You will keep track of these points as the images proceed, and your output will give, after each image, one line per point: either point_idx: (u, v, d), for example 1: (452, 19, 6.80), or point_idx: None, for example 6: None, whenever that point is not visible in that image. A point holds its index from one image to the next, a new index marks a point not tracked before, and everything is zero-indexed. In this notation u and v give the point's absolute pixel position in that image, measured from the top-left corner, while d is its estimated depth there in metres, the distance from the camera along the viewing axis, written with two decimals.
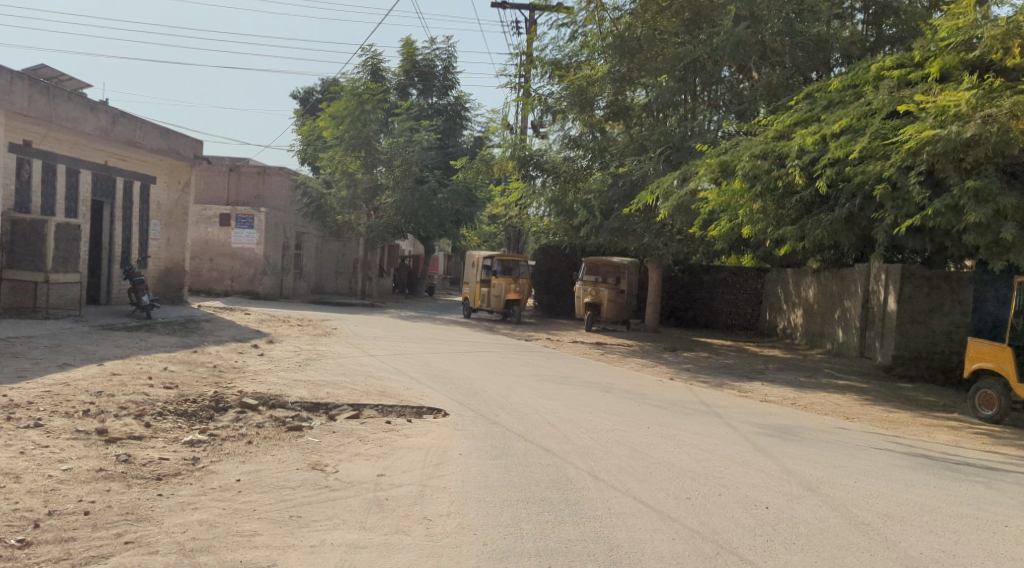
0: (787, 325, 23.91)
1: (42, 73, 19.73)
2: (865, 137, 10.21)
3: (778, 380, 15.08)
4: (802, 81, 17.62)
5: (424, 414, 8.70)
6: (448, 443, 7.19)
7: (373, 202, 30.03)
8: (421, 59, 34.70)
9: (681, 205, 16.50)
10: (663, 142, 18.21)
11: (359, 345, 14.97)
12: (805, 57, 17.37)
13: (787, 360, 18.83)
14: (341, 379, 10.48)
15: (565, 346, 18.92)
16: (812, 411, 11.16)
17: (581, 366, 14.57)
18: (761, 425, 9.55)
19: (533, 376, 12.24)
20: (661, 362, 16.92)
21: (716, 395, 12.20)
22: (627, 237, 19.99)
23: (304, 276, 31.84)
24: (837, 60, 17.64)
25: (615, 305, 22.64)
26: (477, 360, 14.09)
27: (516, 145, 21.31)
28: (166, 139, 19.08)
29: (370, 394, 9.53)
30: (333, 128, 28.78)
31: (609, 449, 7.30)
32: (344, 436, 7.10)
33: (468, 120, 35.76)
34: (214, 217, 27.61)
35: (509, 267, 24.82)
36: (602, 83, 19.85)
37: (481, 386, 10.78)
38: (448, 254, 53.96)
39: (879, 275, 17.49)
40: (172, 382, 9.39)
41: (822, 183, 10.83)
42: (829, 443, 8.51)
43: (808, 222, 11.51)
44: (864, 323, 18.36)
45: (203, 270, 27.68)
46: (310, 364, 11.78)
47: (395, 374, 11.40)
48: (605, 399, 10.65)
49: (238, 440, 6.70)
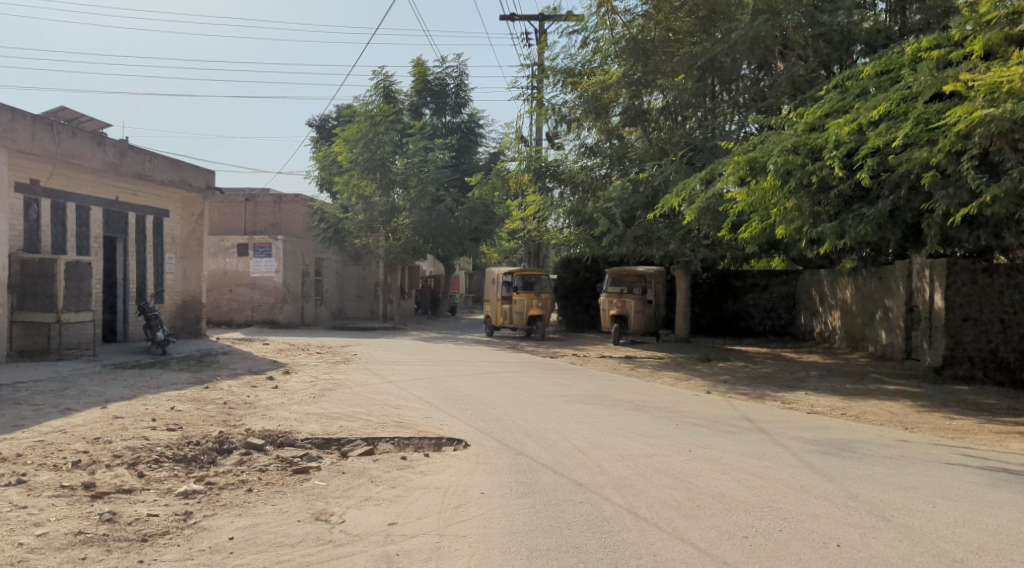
0: (825, 328, 23.01)
1: (62, 114, 19.59)
2: (909, 121, 9.45)
3: (822, 388, 14.25)
4: (826, 76, 16.90)
5: (444, 446, 8.04)
6: (468, 479, 6.52)
7: (391, 224, 29.29)
8: (433, 79, 34.35)
9: (708, 208, 15.75)
10: (685, 144, 17.47)
11: (378, 372, 14.34)
12: (828, 49, 16.60)
13: (828, 365, 17.96)
14: (356, 411, 9.84)
15: (593, 361, 18.17)
16: (865, 422, 10.36)
17: (613, 383, 13.83)
18: (812, 440, 8.79)
19: (561, 397, 11.53)
20: (695, 374, 16.12)
21: (758, 409, 11.41)
22: (652, 245, 19.24)
23: (325, 302, 31.39)
24: (860, 51, 16.79)
25: (643, 316, 21.82)
26: (502, 382, 13.41)
27: (531, 157, 20.86)
28: (177, 171, 18.64)
29: (386, 425, 8.89)
30: (347, 152, 28.20)
31: (649, 480, 6.60)
32: (355, 478, 6.46)
33: (483, 137, 35.23)
34: (232, 247, 27.23)
35: (531, 282, 24.10)
36: (616, 88, 19.18)
37: (506, 411, 10.10)
38: (468, 272, 53.32)
39: (921, 272, 16.69)
40: (176, 423, 8.78)
41: (864, 175, 10.06)
42: (892, 460, 7.77)
43: (849, 218, 10.73)
44: (909, 323, 17.47)
45: (223, 301, 27.28)
46: (325, 395, 11.16)
47: (414, 401, 10.75)
48: (640, 419, 9.93)
49: (237, 488, 6.06)
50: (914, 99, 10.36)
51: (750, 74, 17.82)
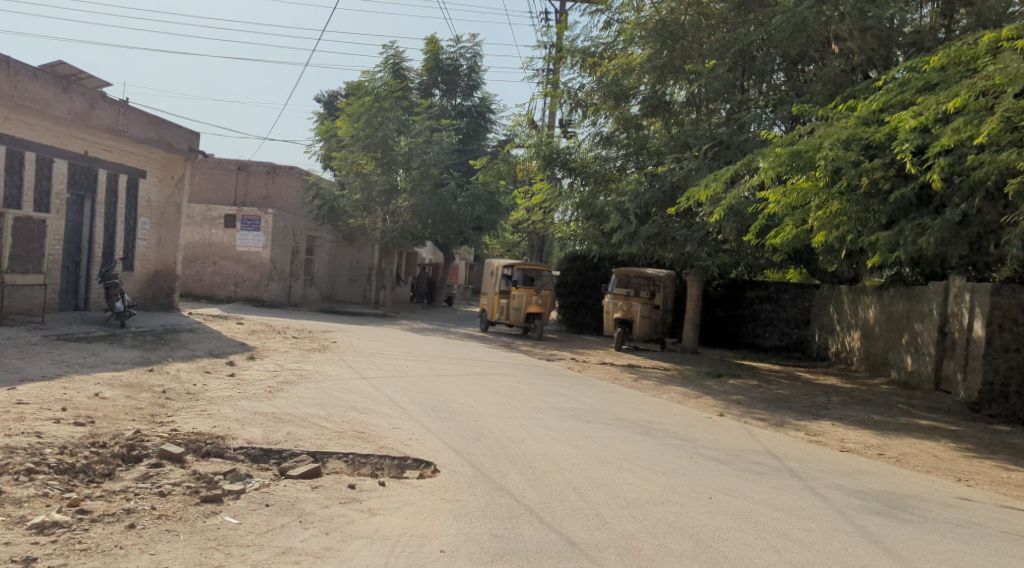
0: (842, 348, 21.46)
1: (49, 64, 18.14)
2: (998, 115, 7.96)
3: (846, 418, 12.75)
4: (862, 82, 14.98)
5: (407, 470, 6.58)
6: (427, 526, 5.01)
7: (390, 205, 27.90)
8: (445, 59, 32.82)
9: (732, 208, 14.17)
10: (710, 138, 15.86)
11: (353, 365, 12.81)
12: (875, 45, 14.45)
13: (848, 391, 16.43)
14: (313, 413, 8.31)
15: (593, 368, 16.65)
16: (908, 469, 8.86)
17: (614, 396, 12.31)
18: (855, 491, 7.28)
19: (555, 411, 10.03)
20: (705, 391, 14.61)
21: (782, 441, 9.89)
22: (666, 246, 17.70)
23: (315, 283, 29.92)
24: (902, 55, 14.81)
25: (648, 321, 20.28)
26: (489, 386, 11.91)
27: (541, 142, 19.30)
28: (155, 129, 17.12)
29: (343, 436, 7.35)
30: (348, 126, 26.85)
31: (662, 544, 5.11)
32: (282, 513, 4.95)
33: (494, 122, 33.66)
34: (219, 218, 25.61)
35: (531, 277, 22.56)
36: (638, 73, 17.62)
37: (489, 426, 8.60)
38: (469, 261, 51.81)
39: (959, 295, 15.22)
40: (89, 416, 7.22)
41: (933, 177, 8.51)
42: (961, 528, 6.28)
43: (909, 228, 9.21)
44: (941, 350, 15.92)
45: (205, 274, 25.72)
46: (283, 390, 9.64)
47: (384, 405, 9.22)
48: (649, 446, 8.40)
49: (115, 524, 4.53)
50: (993, 95, 8.89)
51: (783, 69, 16.33)
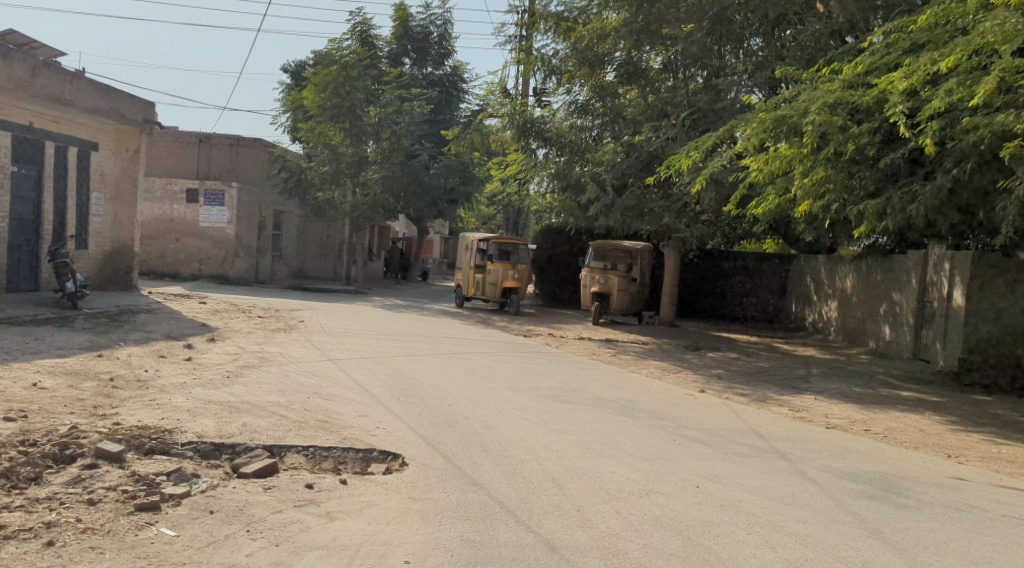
0: (819, 318, 21.25)
1: None
2: (995, 75, 7.57)
3: (829, 391, 12.43)
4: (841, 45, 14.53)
5: (373, 463, 6.11)
6: (391, 530, 4.53)
7: (359, 177, 27.10)
8: (415, 27, 32.03)
9: (712, 178, 13.72)
10: (688, 105, 15.34)
11: (320, 346, 12.25)
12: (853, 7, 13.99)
13: (828, 362, 16.15)
14: (272, 401, 7.76)
15: (569, 343, 16.23)
16: (897, 445, 8.52)
17: (592, 374, 11.88)
18: (847, 473, 6.89)
19: (531, 392, 9.57)
20: (684, 365, 14.25)
21: (766, 418, 9.52)
22: (643, 218, 17.17)
23: (283, 259, 29.21)
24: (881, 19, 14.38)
25: (626, 295, 19.90)
26: (463, 365, 11.43)
27: (515, 111, 18.48)
28: (105, 98, 16.35)
29: (303, 427, 6.82)
30: (315, 96, 26.17)
31: (650, 543, 4.68)
32: (227, 521, 4.44)
33: (466, 92, 32.79)
34: (180, 193, 24.72)
35: (507, 252, 22.08)
36: (614, 37, 17.11)
37: (462, 410, 8.12)
38: (444, 235, 51.16)
39: (938, 264, 14.97)
40: (23, 410, 6.62)
41: (925, 142, 8.08)
42: (961, 512, 5.89)
43: (898, 195, 8.81)
44: (919, 319, 15.67)
45: (168, 251, 24.88)
46: (243, 375, 9.08)
47: (350, 390, 8.70)
48: (631, 429, 7.97)
49: (31, 541, 4.01)
50: (987, 54, 8.45)
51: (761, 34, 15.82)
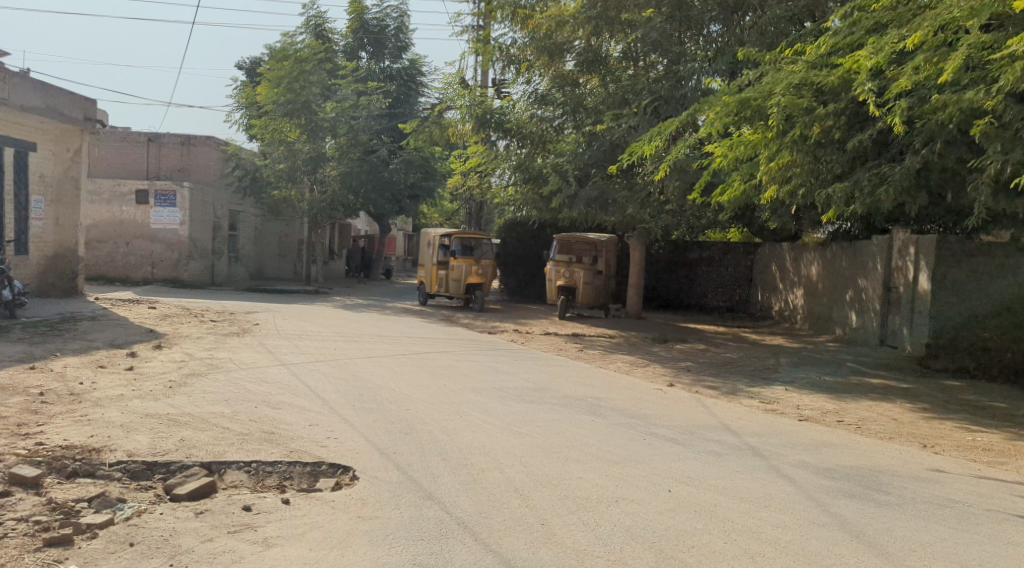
0: (785, 306, 21.15)
1: None
2: (964, 51, 7.29)
3: (798, 381, 12.20)
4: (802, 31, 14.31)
5: (321, 477, 5.67)
6: (335, 556, 4.11)
7: (315, 174, 26.38)
8: (371, 20, 31.44)
9: (677, 165, 13.40)
10: (651, 92, 15.00)
11: (273, 350, 11.71)
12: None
13: (795, 350, 15.98)
14: (216, 412, 7.26)
15: (535, 339, 15.85)
16: (871, 436, 8.26)
17: (557, 370, 11.49)
18: (823, 469, 6.59)
19: (495, 392, 9.16)
20: (652, 358, 13.96)
21: (738, 412, 9.22)
22: (607, 210, 16.78)
23: (241, 260, 28.50)
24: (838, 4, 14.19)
25: (592, 288, 19.58)
26: (424, 366, 10.97)
27: (473, 101, 17.88)
28: (43, 96, 15.67)
29: (247, 439, 6.34)
30: (268, 91, 25.30)
31: (621, 559, 4.30)
32: (147, 557, 3.99)
33: (425, 86, 32.10)
34: (130, 194, 23.86)
35: (470, 247, 21.58)
36: (573, 25, 16.78)
37: (420, 415, 7.68)
38: (407, 232, 50.62)
39: (904, 249, 14.86)
40: None
41: (894, 121, 7.79)
42: (943, 507, 5.60)
43: (866, 177, 8.53)
44: (885, 305, 15.54)
45: (118, 255, 24.01)
46: (187, 385, 8.54)
47: (301, 397, 8.22)
48: (599, 429, 7.59)
49: None
50: (954, 30, 8.18)
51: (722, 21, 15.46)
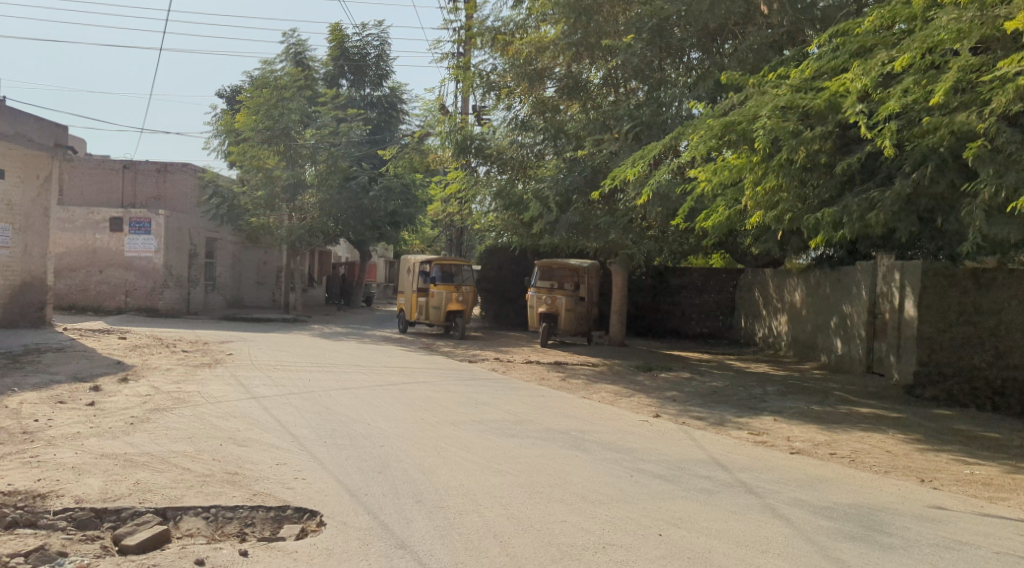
0: (768, 333, 20.94)
1: None
2: (956, 73, 7.12)
3: (786, 411, 11.91)
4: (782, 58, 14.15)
5: (285, 524, 5.28)
6: None
7: (296, 201, 26.26)
8: (352, 47, 31.25)
9: (659, 191, 13.17)
10: (632, 117, 14.77)
11: (244, 382, 11.26)
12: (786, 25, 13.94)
13: (781, 378, 15.71)
14: (178, 450, 6.85)
15: (517, 368, 15.49)
16: (865, 470, 7.95)
17: (540, 401, 11.14)
18: (820, 507, 6.27)
19: (474, 426, 8.78)
20: (636, 387, 13.64)
21: (727, 445, 8.89)
22: (589, 235, 16.51)
23: (218, 288, 28.00)
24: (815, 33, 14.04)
25: (574, 315, 19.27)
26: (401, 398, 10.57)
27: (453, 127, 17.64)
28: (12, 122, 15.26)
29: (208, 481, 5.94)
30: (247, 118, 25.02)
31: None
32: None
33: (405, 113, 31.99)
34: (103, 222, 23.37)
35: (450, 274, 21.25)
36: (553, 51, 16.62)
37: (396, 452, 7.29)
38: (387, 258, 50.25)
39: (888, 275, 14.68)
40: None
41: (885, 144, 7.58)
42: (949, 550, 5.29)
43: (856, 202, 8.29)
44: (871, 332, 15.32)
45: (91, 284, 23.46)
46: (150, 420, 8.10)
47: (271, 433, 7.81)
48: (583, 465, 7.24)
49: None
50: (942, 53, 8.02)
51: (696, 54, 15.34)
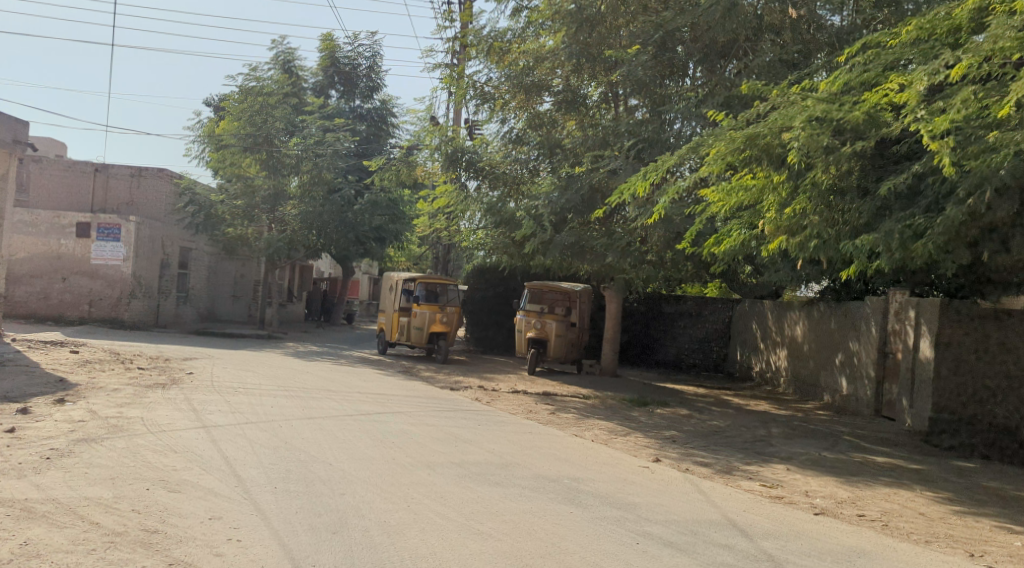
0: (767, 367, 19.87)
1: None
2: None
3: (798, 458, 10.80)
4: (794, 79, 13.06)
5: None
6: None
7: (276, 212, 24.99)
8: (342, 58, 30.34)
9: (664, 215, 12.16)
10: (633, 133, 13.76)
11: (198, 407, 10.03)
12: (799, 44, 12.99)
13: (785, 419, 14.60)
14: (92, 497, 5.67)
15: (503, 398, 14.32)
16: (904, 540, 6.83)
17: (527, 440, 9.98)
18: None
19: (453, 471, 7.61)
20: (632, 425, 12.50)
21: (741, 501, 7.78)
22: (584, 258, 15.40)
23: (190, 300, 26.74)
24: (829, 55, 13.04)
25: (564, 341, 18.13)
26: (371, 432, 9.39)
27: (443, 140, 16.58)
28: None
29: (118, 543, 4.79)
30: (228, 124, 23.93)
31: None
32: None
33: (395, 127, 30.96)
34: (70, 227, 22.08)
35: (435, 293, 20.14)
36: (551, 62, 15.64)
37: (356, 504, 6.12)
38: (372, 274, 49.08)
39: (902, 312, 13.63)
40: None
41: (941, 160, 6.58)
42: None
43: (898, 228, 7.27)
44: (882, 372, 14.25)
45: (53, 292, 22.14)
46: (70, 455, 6.89)
47: (212, 476, 6.62)
48: (579, 526, 6.09)
49: None
50: (1003, 64, 7.04)
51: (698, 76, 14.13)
